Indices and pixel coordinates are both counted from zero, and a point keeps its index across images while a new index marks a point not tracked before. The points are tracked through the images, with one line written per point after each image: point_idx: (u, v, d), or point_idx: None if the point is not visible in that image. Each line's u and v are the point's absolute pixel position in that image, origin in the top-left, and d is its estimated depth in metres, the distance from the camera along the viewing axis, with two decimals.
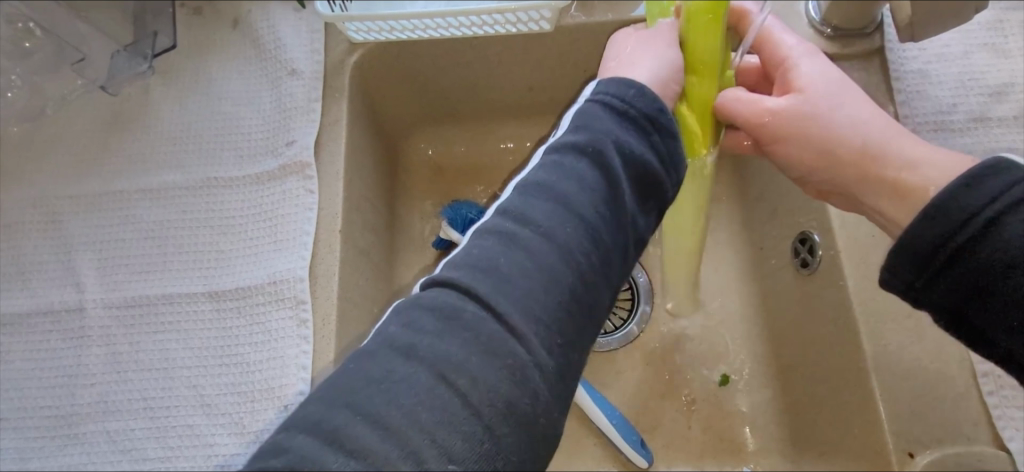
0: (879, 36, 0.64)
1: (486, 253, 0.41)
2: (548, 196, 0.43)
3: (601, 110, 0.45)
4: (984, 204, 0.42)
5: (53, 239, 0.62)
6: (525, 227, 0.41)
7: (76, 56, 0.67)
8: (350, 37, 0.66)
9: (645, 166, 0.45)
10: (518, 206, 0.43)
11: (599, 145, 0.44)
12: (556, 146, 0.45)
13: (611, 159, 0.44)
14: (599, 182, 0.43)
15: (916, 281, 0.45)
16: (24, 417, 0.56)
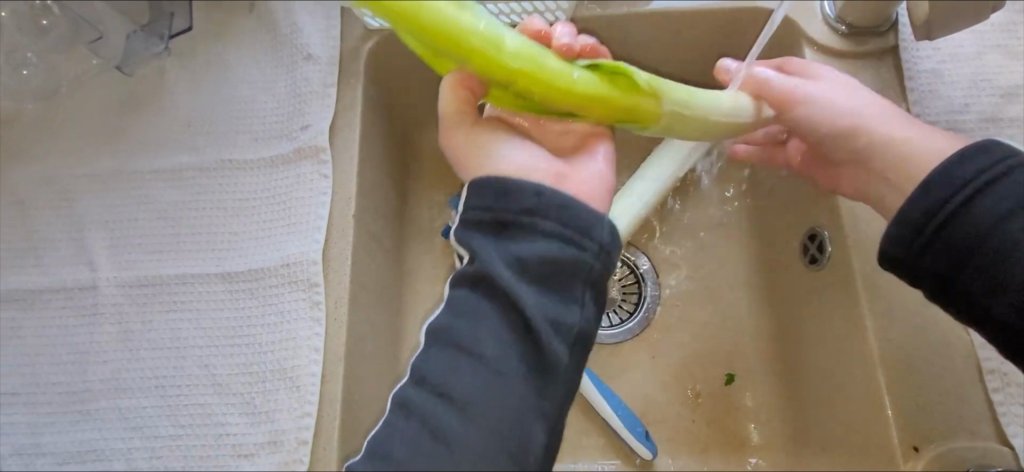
0: (893, 36, 0.64)
1: (399, 433, 0.44)
2: (451, 346, 0.45)
3: (482, 236, 0.46)
4: (971, 177, 0.48)
5: (66, 218, 0.62)
6: (435, 391, 0.44)
7: (94, 35, 0.67)
8: (366, 23, 0.66)
9: (550, 265, 0.45)
10: (426, 367, 0.45)
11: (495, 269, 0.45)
12: (462, 280, 0.47)
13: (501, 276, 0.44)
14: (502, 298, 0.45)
15: (910, 251, 0.49)
16: (36, 393, 0.57)
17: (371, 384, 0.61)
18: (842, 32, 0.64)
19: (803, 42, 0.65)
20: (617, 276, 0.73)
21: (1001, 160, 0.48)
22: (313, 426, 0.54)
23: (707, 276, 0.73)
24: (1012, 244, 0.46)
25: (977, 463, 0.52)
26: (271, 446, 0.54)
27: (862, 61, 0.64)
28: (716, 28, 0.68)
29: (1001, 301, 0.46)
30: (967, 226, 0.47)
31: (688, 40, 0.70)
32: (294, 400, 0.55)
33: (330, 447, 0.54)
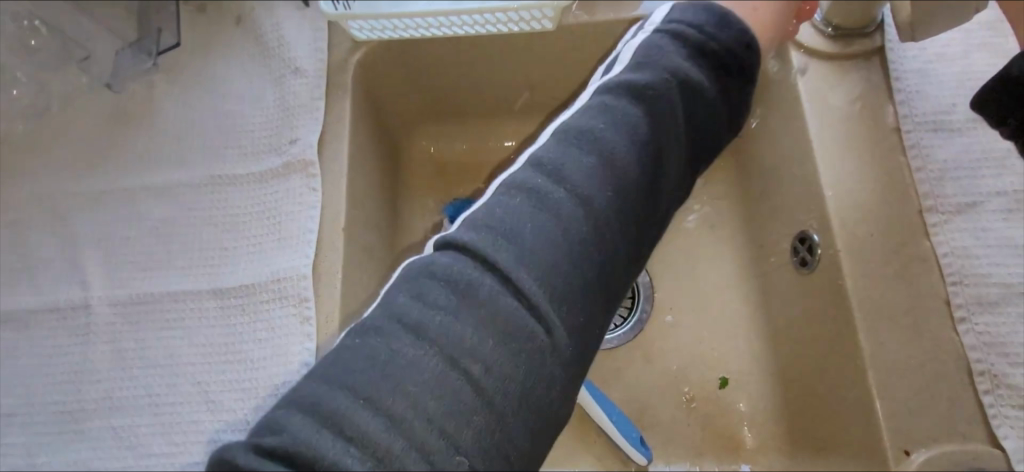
0: (880, 36, 0.64)
1: (504, 216, 0.45)
2: (588, 152, 0.47)
3: (638, 76, 0.50)
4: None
5: (58, 237, 0.63)
6: (556, 185, 0.46)
7: (83, 54, 0.68)
8: (353, 35, 0.66)
9: (663, 152, 0.49)
10: (552, 160, 0.47)
11: (659, 80, 0.50)
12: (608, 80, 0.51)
13: (656, 108, 0.49)
14: (632, 163, 0.47)
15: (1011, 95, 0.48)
16: (31, 413, 0.57)
17: None
18: (829, 33, 0.65)
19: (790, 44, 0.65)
20: None
21: None
22: None
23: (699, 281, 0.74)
24: None
25: (969, 466, 0.52)
26: None
27: (849, 62, 0.64)
28: None
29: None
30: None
31: None
32: None
33: None
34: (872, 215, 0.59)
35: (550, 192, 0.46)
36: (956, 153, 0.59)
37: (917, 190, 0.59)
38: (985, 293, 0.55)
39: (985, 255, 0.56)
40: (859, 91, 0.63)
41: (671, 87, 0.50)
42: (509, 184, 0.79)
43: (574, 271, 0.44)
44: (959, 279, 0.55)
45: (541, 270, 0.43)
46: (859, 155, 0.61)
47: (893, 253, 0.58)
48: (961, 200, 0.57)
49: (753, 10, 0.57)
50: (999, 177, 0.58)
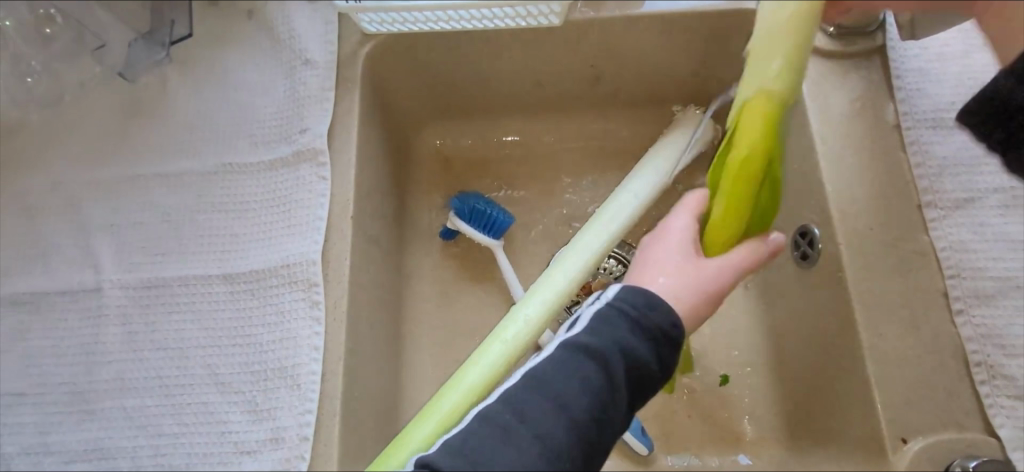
0: (881, 36, 0.65)
1: (479, 445, 0.43)
2: (549, 398, 0.43)
3: (618, 319, 0.44)
4: None
5: (71, 222, 0.64)
6: (521, 423, 0.43)
7: (96, 43, 0.69)
8: (363, 29, 0.67)
9: (644, 371, 0.44)
10: (519, 399, 0.44)
11: (629, 294, 0.45)
12: (565, 343, 0.45)
13: (617, 367, 0.43)
14: (600, 402, 0.43)
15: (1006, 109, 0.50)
16: (43, 393, 0.58)
17: (370, 384, 0.62)
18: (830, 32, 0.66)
19: None
20: (614, 273, 0.71)
21: None
22: (313, 423, 0.55)
23: None
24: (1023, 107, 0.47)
25: (965, 454, 0.53)
26: (273, 443, 0.55)
27: (850, 63, 0.66)
28: (706, 30, 0.70)
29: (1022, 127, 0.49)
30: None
31: (679, 41, 0.71)
32: (295, 398, 0.56)
33: (330, 444, 0.55)
34: (870, 210, 0.60)
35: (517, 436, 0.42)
36: (955, 150, 0.60)
37: (916, 185, 0.60)
38: (981, 286, 0.56)
39: (983, 249, 0.57)
40: (859, 90, 0.65)
41: (641, 329, 0.44)
42: (513, 179, 0.80)
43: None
44: (956, 272, 0.56)
45: None
46: (859, 151, 0.63)
47: (891, 247, 0.59)
48: (960, 196, 0.59)
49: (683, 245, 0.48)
50: (998, 174, 0.59)
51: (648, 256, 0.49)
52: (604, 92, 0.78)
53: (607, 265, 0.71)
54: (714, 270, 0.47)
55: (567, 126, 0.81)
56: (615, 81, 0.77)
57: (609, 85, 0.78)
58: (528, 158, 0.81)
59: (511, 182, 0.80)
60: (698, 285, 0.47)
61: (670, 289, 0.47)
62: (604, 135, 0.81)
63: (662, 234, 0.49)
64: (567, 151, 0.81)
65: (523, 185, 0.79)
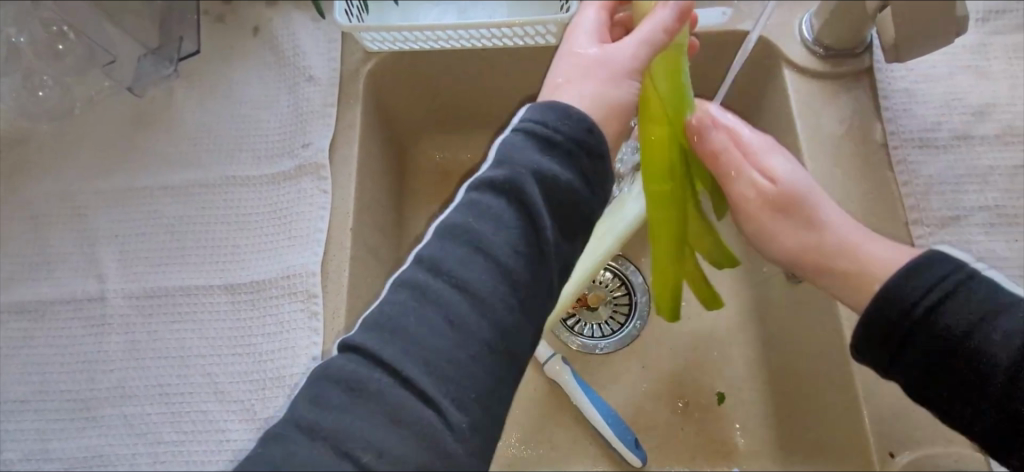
0: (868, 57, 0.67)
1: (397, 313, 0.42)
2: (467, 241, 0.43)
3: (525, 140, 0.46)
4: (922, 294, 0.47)
5: (77, 232, 0.65)
6: (438, 277, 0.42)
7: (106, 59, 0.71)
8: (366, 47, 0.69)
9: (569, 195, 0.45)
10: (435, 255, 0.43)
11: (535, 117, 0.46)
12: (476, 183, 0.46)
13: (530, 192, 0.44)
14: (520, 233, 0.43)
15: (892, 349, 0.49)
16: (45, 400, 0.59)
17: None
18: (820, 54, 0.67)
19: (783, 63, 0.68)
20: (608, 287, 0.77)
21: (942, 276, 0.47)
22: None
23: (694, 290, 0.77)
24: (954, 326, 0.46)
25: (952, 468, 0.54)
26: None
27: (838, 82, 0.67)
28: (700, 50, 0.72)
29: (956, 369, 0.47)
30: (932, 343, 0.47)
31: None
32: None
33: None
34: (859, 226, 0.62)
35: (436, 293, 0.42)
36: (940, 170, 0.62)
37: (903, 203, 0.61)
38: None
39: None
40: (846, 109, 0.65)
41: (551, 146, 0.46)
42: None
43: (480, 344, 0.41)
44: None
45: (433, 372, 0.40)
46: (847, 170, 0.63)
47: None
48: (945, 214, 0.60)
49: (581, 47, 0.51)
50: (982, 191, 0.61)
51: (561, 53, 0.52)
52: None
53: (603, 279, 0.77)
54: (626, 49, 0.50)
55: None
56: None
57: None
58: None
59: None
60: (604, 70, 0.50)
61: (563, 83, 0.50)
62: None
63: (573, 30, 0.53)
64: None
65: None
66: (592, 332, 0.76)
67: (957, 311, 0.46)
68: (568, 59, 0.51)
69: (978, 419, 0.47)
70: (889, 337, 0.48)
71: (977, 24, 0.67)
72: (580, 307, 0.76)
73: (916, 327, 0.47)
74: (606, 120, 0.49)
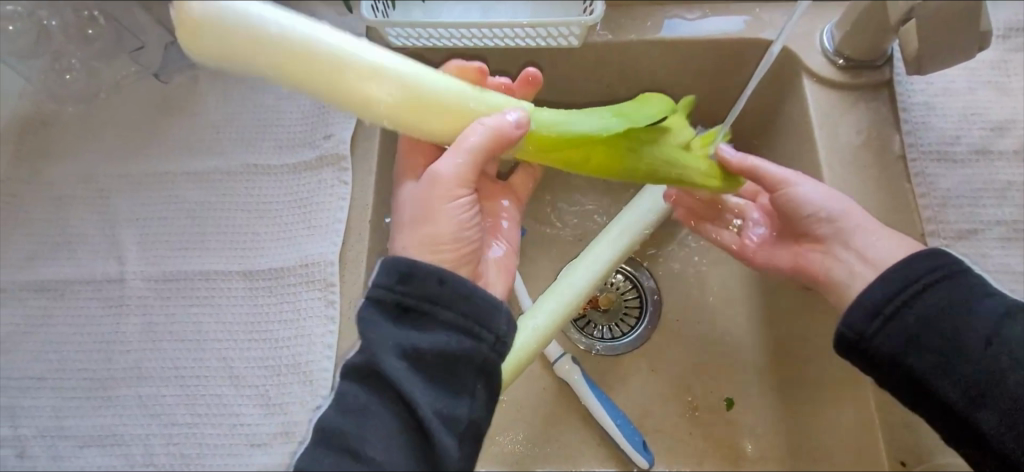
0: (889, 69, 0.67)
1: None
2: (348, 435, 0.46)
3: (380, 315, 0.48)
4: (905, 285, 0.53)
5: (100, 214, 0.66)
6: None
7: (135, 44, 0.73)
8: (390, 42, 0.70)
9: (440, 352, 0.47)
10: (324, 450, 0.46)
11: (380, 289, 0.48)
12: (347, 370, 0.48)
13: (394, 369, 0.46)
14: (397, 410, 0.46)
15: (866, 334, 0.53)
16: (62, 378, 0.60)
17: None
18: (841, 64, 0.67)
19: (802, 72, 0.68)
20: (620, 289, 0.78)
21: (927, 267, 0.53)
22: None
23: (706, 296, 0.77)
24: (926, 311, 0.52)
25: None
26: (283, 437, 0.56)
27: (857, 92, 0.67)
28: (720, 56, 0.72)
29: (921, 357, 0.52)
30: (918, 313, 0.52)
31: (690, 65, 0.74)
32: (308, 394, 0.58)
33: None
34: None
35: None
36: (958, 183, 0.62)
37: (920, 214, 0.62)
38: None
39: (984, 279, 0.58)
40: (865, 119, 0.66)
41: (405, 313, 0.48)
42: None
43: None
44: None
45: None
46: (864, 181, 0.63)
47: None
48: (963, 226, 0.60)
49: (411, 194, 0.54)
50: (999, 206, 0.61)
51: (402, 205, 0.56)
52: None
53: (615, 281, 0.78)
54: (443, 173, 0.51)
55: None
56: (628, 101, 0.79)
57: (622, 106, 0.80)
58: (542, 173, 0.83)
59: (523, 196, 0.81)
60: (439, 198, 0.52)
61: (408, 233, 0.53)
62: None
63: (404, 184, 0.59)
64: None
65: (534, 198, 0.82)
66: (603, 333, 0.76)
67: (948, 292, 0.52)
68: (405, 211, 0.54)
69: (954, 397, 0.50)
70: (881, 311, 0.53)
71: (999, 41, 0.68)
72: (590, 309, 0.77)
73: (898, 309, 0.53)
74: (447, 259, 0.52)
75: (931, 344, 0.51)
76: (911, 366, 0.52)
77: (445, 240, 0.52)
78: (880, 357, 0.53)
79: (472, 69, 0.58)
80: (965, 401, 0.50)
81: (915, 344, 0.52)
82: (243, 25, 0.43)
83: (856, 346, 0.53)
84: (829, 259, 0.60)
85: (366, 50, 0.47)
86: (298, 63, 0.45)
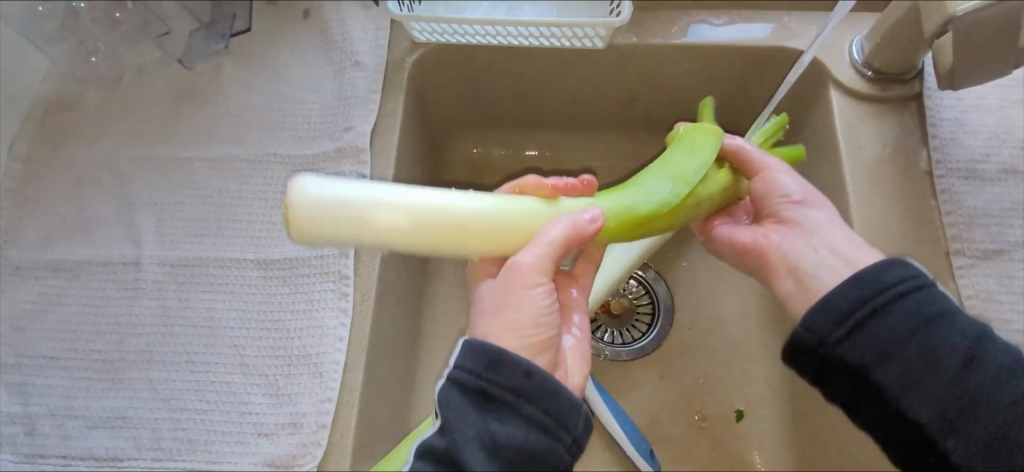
0: (918, 83, 0.66)
1: None
2: None
3: (461, 398, 0.44)
4: (879, 291, 0.46)
5: (119, 197, 0.66)
6: None
7: (162, 30, 0.74)
8: (414, 37, 0.70)
9: (521, 448, 0.43)
10: None
11: (466, 373, 0.44)
12: (422, 449, 0.44)
13: (472, 461, 0.42)
14: None
15: (829, 339, 0.47)
16: (74, 358, 0.60)
17: (388, 378, 0.63)
18: (869, 76, 0.66)
19: (829, 83, 0.67)
20: (632, 294, 0.77)
21: (907, 275, 0.47)
22: (332, 411, 0.56)
23: (720, 305, 0.76)
24: (900, 327, 0.45)
25: None
26: (291, 427, 0.56)
27: (885, 106, 0.66)
28: (745, 64, 0.71)
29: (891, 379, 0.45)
30: (886, 329, 0.46)
31: (715, 72, 0.73)
32: (317, 385, 0.57)
33: (347, 434, 0.56)
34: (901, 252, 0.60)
35: None
36: (986, 202, 0.61)
37: (945, 232, 0.61)
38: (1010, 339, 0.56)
39: (1010, 301, 0.57)
40: (892, 134, 0.65)
41: (490, 401, 0.44)
42: None
43: None
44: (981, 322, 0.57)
45: None
46: (889, 196, 0.62)
47: None
48: (989, 246, 0.59)
49: (489, 292, 0.48)
50: None
51: (478, 306, 0.49)
52: (638, 117, 0.80)
53: (628, 287, 0.77)
54: (526, 265, 0.47)
55: (597, 146, 0.83)
56: (650, 106, 0.78)
57: (644, 110, 0.79)
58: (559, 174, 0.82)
59: None
60: (526, 287, 0.47)
61: (494, 327, 0.46)
62: (633, 158, 0.82)
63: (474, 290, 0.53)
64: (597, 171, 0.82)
65: None
66: (613, 338, 0.75)
67: (921, 306, 0.46)
68: (485, 307, 0.48)
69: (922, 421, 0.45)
70: (851, 315, 0.46)
71: None
72: (602, 315, 0.76)
73: (868, 318, 0.46)
74: (537, 347, 0.46)
75: (904, 364, 0.45)
76: (880, 382, 0.46)
77: (528, 328, 0.46)
78: (843, 366, 0.47)
79: (511, 185, 0.55)
80: (935, 422, 0.44)
81: (887, 362, 0.45)
82: (342, 206, 0.49)
83: (816, 352, 0.47)
84: (790, 245, 0.52)
85: (443, 195, 0.50)
86: (383, 222, 0.50)
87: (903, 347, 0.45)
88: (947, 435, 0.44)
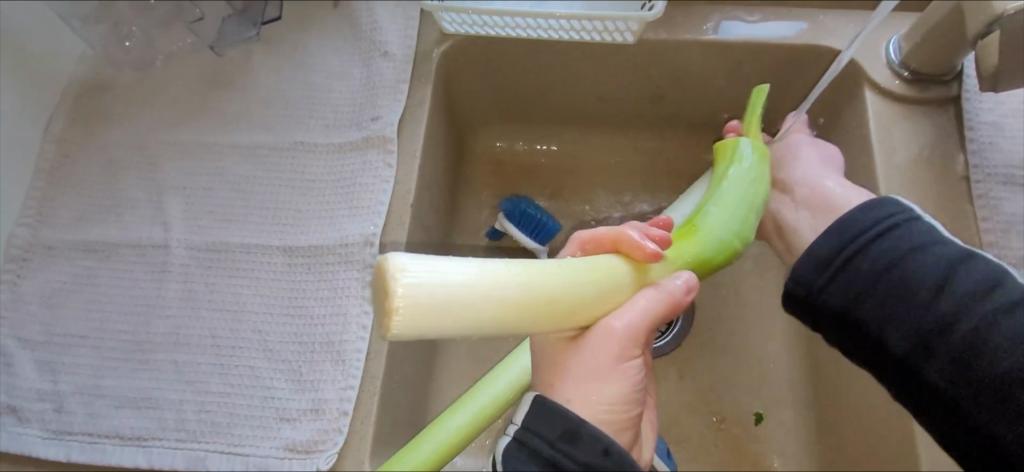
0: (957, 85, 0.65)
1: None
2: None
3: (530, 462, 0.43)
4: (850, 239, 0.53)
5: (149, 180, 0.67)
6: None
7: (194, 16, 0.74)
8: (443, 28, 0.70)
9: None
10: None
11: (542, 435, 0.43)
12: None
13: None
14: None
15: (814, 287, 0.54)
16: (102, 338, 0.61)
17: (408, 368, 0.63)
18: (906, 77, 0.65)
19: (865, 82, 0.66)
20: None
21: (883, 218, 0.53)
22: (354, 399, 0.57)
23: (743, 307, 0.75)
24: (880, 267, 0.52)
25: None
26: (313, 414, 0.57)
27: (921, 107, 0.65)
28: (778, 61, 0.70)
29: (874, 323, 0.52)
30: (868, 266, 0.52)
31: (746, 69, 0.72)
32: (339, 373, 0.58)
33: (368, 421, 0.56)
34: None
35: None
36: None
37: (981, 238, 0.59)
38: None
39: None
40: (928, 136, 0.63)
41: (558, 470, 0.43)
42: (563, 189, 0.81)
43: None
44: None
45: None
46: (923, 199, 0.61)
47: None
48: None
49: (572, 354, 0.45)
50: None
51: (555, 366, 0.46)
52: (665, 113, 0.79)
53: None
54: (620, 333, 0.44)
55: (622, 143, 0.82)
56: (679, 102, 0.77)
57: (670, 108, 0.78)
58: (583, 169, 0.82)
59: (561, 192, 0.80)
60: (620, 359, 0.44)
61: (579, 395, 0.44)
62: (658, 155, 0.82)
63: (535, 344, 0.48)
64: (621, 167, 0.82)
65: (572, 195, 0.80)
66: None
67: (898, 239, 0.52)
68: (571, 371, 0.44)
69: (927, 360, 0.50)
70: (831, 261, 0.54)
71: None
72: None
73: (847, 262, 0.53)
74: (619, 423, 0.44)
75: (885, 302, 0.52)
76: (867, 324, 0.53)
77: (616, 404, 0.44)
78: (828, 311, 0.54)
79: (605, 235, 0.47)
80: (926, 361, 0.50)
81: (867, 298, 0.52)
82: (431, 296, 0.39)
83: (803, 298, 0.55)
84: None
85: (523, 268, 0.42)
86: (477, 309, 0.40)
87: (885, 286, 0.52)
88: (927, 360, 0.50)
